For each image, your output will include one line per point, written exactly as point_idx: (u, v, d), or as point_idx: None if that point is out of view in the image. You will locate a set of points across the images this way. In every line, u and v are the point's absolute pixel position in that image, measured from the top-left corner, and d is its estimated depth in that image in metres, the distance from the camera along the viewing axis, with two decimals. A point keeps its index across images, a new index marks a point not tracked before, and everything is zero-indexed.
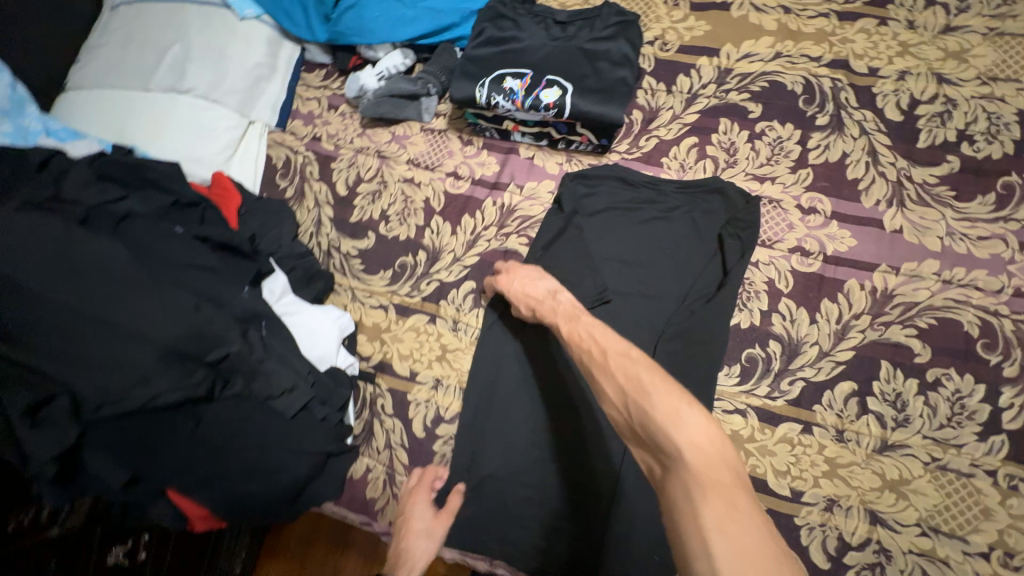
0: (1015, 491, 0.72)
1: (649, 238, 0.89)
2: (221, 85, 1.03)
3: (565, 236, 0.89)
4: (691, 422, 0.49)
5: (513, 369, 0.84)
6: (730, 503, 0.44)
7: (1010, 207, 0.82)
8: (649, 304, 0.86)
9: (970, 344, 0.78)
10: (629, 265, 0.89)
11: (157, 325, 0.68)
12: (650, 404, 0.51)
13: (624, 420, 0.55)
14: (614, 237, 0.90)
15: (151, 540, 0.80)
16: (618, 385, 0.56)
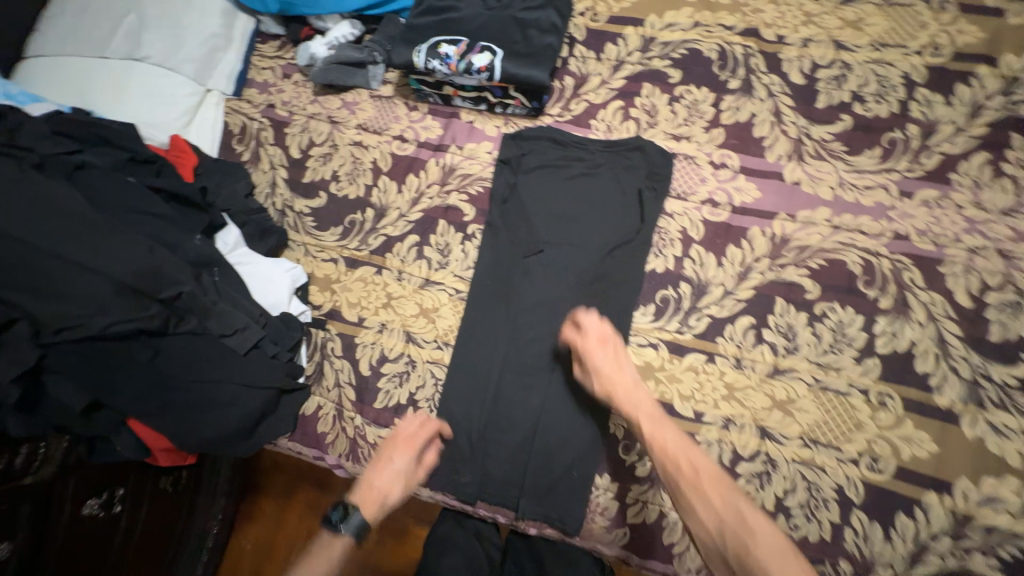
0: (884, 405, 0.82)
1: (579, 192, 0.97)
2: (178, 54, 1.09)
3: (500, 198, 0.99)
4: (769, 540, 0.66)
5: (464, 315, 0.95)
6: None
7: (892, 160, 0.92)
8: (578, 252, 0.93)
9: (852, 280, 0.88)
10: (562, 217, 0.96)
11: (113, 262, 0.75)
12: (754, 545, 0.65)
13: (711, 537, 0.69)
14: (550, 192, 0.98)
15: (126, 494, 0.84)
16: (713, 512, 0.69)
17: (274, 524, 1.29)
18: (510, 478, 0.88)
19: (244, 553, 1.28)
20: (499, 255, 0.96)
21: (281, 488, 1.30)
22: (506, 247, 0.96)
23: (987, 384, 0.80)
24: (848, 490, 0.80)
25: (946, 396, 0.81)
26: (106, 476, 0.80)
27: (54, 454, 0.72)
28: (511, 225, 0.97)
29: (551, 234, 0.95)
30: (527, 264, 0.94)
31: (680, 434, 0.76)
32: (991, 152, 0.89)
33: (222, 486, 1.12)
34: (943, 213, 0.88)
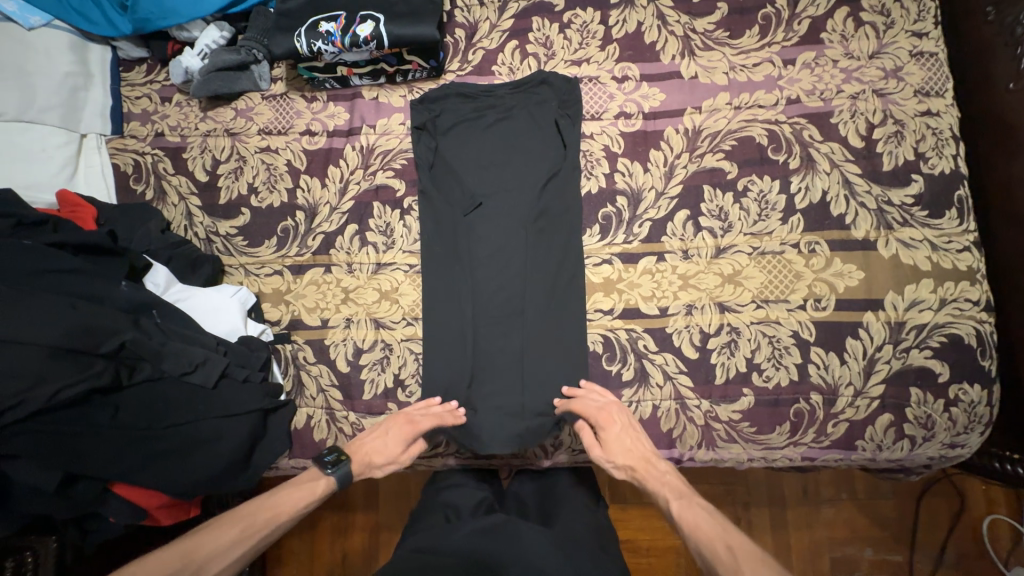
0: (814, 252, 0.91)
1: (499, 138, 0.98)
2: (34, 103, 0.98)
3: (428, 164, 0.98)
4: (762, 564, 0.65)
5: (425, 289, 0.95)
6: None
7: (770, 34, 0.99)
8: (518, 192, 0.95)
9: (763, 151, 0.95)
10: (491, 166, 0.97)
11: (40, 328, 0.71)
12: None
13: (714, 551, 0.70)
14: (473, 145, 0.98)
15: None
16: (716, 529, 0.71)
17: (306, 558, 1.28)
18: (511, 419, 0.93)
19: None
20: (444, 219, 0.97)
21: (303, 521, 1.29)
22: (447, 209, 0.96)
23: (890, 208, 0.91)
24: (803, 333, 0.89)
25: (861, 228, 0.91)
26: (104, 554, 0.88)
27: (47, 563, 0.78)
28: (444, 188, 0.97)
29: (485, 183, 0.96)
30: (473, 220, 0.95)
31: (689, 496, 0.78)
32: (849, 6, 0.98)
33: None
34: (823, 70, 0.96)
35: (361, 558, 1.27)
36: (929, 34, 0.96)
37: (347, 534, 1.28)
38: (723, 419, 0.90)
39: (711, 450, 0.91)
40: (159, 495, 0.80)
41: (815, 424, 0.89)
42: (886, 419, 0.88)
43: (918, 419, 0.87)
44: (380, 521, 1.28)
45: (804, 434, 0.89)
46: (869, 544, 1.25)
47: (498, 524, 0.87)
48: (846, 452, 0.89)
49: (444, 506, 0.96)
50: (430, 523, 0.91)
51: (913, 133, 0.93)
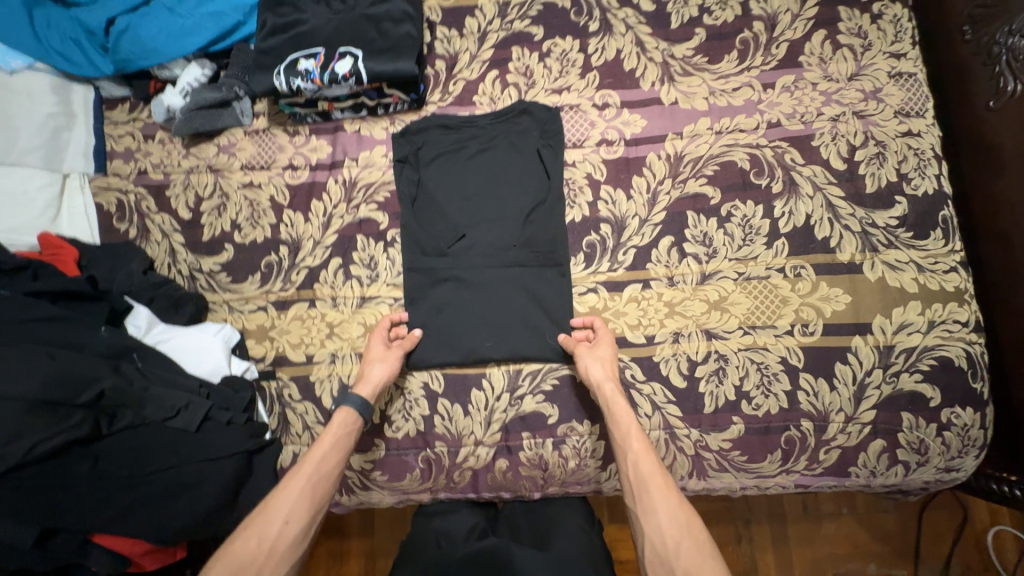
0: (800, 276, 0.91)
1: (481, 171, 0.98)
2: (15, 146, 0.98)
3: (409, 197, 0.99)
4: (708, 568, 0.67)
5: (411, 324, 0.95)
6: None
7: (749, 58, 0.99)
8: (501, 225, 0.95)
9: (745, 176, 0.95)
10: (475, 199, 0.97)
11: (15, 381, 0.70)
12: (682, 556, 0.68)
13: (663, 547, 0.70)
14: (455, 179, 0.98)
15: None
16: (674, 513, 0.71)
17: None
18: (499, 453, 0.92)
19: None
20: (426, 251, 0.96)
21: None
22: (430, 241, 0.96)
23: (875, 230, 0.91)
24: (791, 358, 0.88)
25: (846, 251, 0.90)
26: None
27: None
28: (427, 222, 0.97)
29: (468, 216, 0.96)
30: (457, 251, 0.95)
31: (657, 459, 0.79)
32: (826, 29, 0.98)
33: None
34: (803, 93, 0.97)
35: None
36: (907, 55, 0.96)
37: (341, 562, 1.25)
38: (713, 448, 0.88)
39: (703, 480, 0.89)
40: (140, 543, 0.78)
41: (807, 452, 0.87)
42: (879, 445, 0.86)
43: (912, 444, 0.86)
44: (374, 548, 1.25)
45: (796, 461, 0.88)
46: (872, 560, 1.22)
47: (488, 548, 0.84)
48: (840, 479, 0.88)
49: (436, 533, 0.92)
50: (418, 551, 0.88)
51: (895, 154, 0.93)
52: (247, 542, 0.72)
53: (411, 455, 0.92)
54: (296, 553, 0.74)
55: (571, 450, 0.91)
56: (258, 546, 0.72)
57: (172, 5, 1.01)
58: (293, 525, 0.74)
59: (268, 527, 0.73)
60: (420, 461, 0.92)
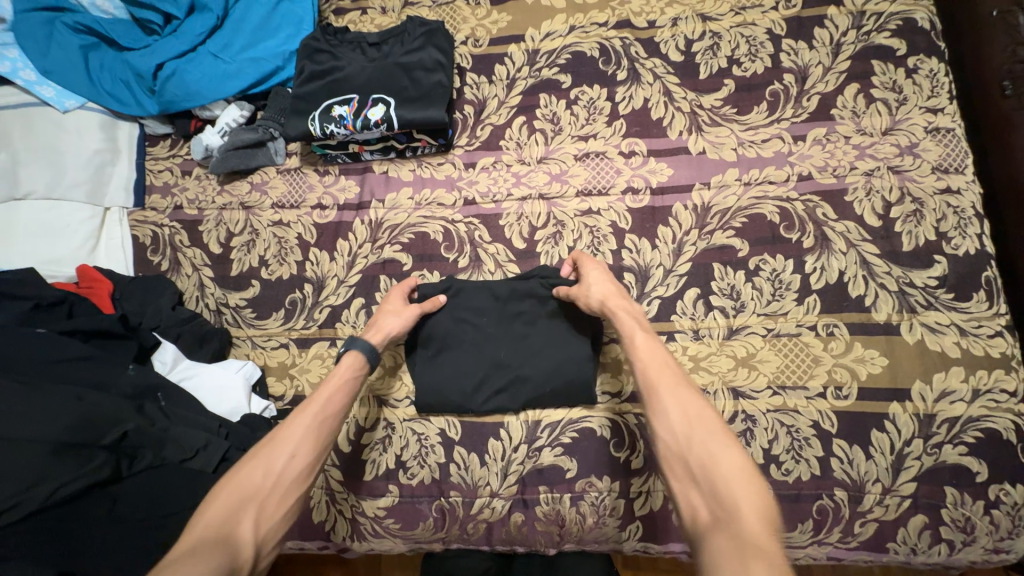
0: (833, 335, 0.87)
1: (509, 335, 0.92)
2: (62, 181, 1.04)
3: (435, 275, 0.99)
4: (724, 444, 0.63)
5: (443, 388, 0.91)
6: (745, 473, 0.60)
7: (780, 110, 0.98)
8: (524, 396, 0.90)
9: (775, 230, 0.93)
10: (495, 367, 0.90)
11: (42, 424, 0.72)
12: (706, 444, 0.63)
13: (675, 436, 0.66)
14: (482, 322, 0.92)
15: None
16: (682, 401, 0.68)
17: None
18: (515, 506, 0.89)
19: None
20: (452, 404, 0.91)
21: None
22: (449, 408, 0.91)
23: (913, 290, 0.87)
24: (823, 423, 0.84)
25: (882, 311, 0.87)
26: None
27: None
28: (450, 377, 0.91)
29: (484, 381, 0.90)
30: (482, 379, 0.91)
31: (660, 350, 0.76)
32: (859, 82, 0.97)
33: None
34: (835, 147, 0.95)
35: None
36: (945, 110, 0.94)
37: None
38: None
39: None
40: None
41: (841, 523, 0.82)
42: (920, 521, 0.81)
43: (957, 522, 0.80)
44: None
45: (829, 533, 0.83)
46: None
47: None
48: (878, 555, 0.82)
49: None
50: None
51: (934, 212, 0.90)
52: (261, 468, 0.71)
53: (424, 503, 0.90)
54: (304, 483, 0.74)
55: (589, 506, 0.88)
56: (264, 477, 0.70)
57: (216, 51, 1.06)
58: (298, 459, 0.74)
59: (269, 464, 0.72)
60: (434, 509, 0.90)
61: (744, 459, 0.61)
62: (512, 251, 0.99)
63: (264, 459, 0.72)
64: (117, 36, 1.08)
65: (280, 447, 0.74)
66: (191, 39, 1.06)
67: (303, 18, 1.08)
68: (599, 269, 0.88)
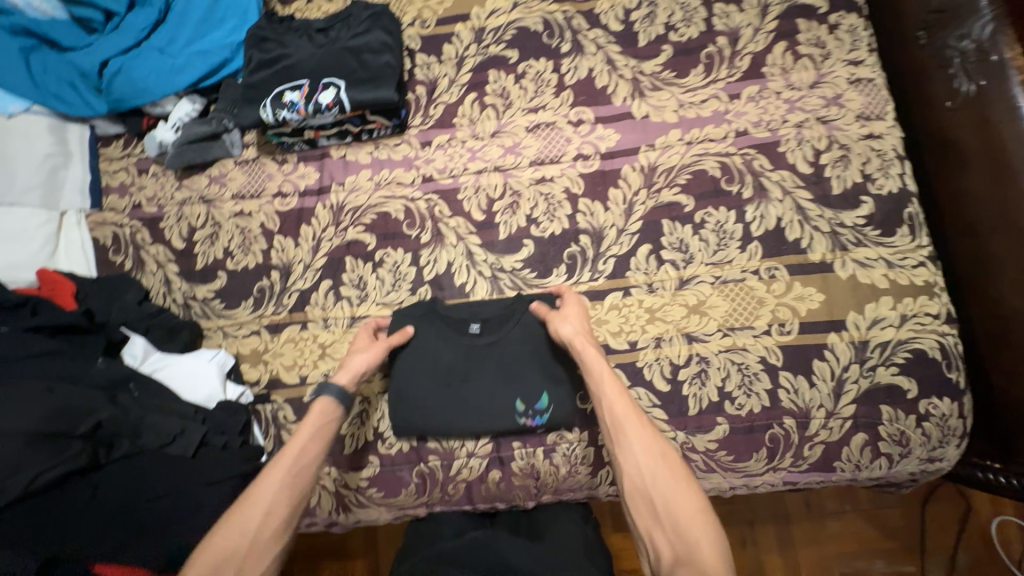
0: (774, 277, 0.94)
1: (473, 358, 0.93)
2: (14, 186, 1.03)
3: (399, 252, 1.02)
4: (681, 484, 0.69)
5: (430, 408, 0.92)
6: (700, 510, 0.66)
7: (715, 71, 1.04)
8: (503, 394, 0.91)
9: (717, 184, 0.99)
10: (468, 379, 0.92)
11: (14, 416, 0.72)
12: (670, 500, 0.67)
13: (642, 481, 0.70)
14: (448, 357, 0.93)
15: None
16: (648, 443, 0.71)
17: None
18: (491, 464, 0.93)
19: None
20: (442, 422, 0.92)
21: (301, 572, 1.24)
22: (442, 430, 0.92)
23: (843, 230, 0.94)
24: (770, 358, 0.91)
25: (817, 251, 0.94)
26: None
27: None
28: (430, 397, 0.92)
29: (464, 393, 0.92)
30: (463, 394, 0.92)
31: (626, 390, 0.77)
32: (787, 40, 1.03)
33: None
34: (767, 102, 1.01)
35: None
36: (865, 61, 1.01)
37: None
38: (699, 449, 0.90)
39: None
40: None
41: (791, 448, 0.89)
42: (861, 439, 0.88)
43: (892, 436, 0.88)
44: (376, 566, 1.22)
45: (782, 459, 0.89)
46: (881, 556, 1.23)
47: (470, 541, 0.85)
48: (826, 474, 0.90)
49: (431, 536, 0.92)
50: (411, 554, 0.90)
51: (859, 156, 0.97)
52: (225, 541, 0.69)
53: (404, 469, 0.94)
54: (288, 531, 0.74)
55: (561, 457, 0.93)
56: (241, 538, 0.70)
57: (161, 46, 1.06)
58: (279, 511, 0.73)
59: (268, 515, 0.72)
60: (415, 475, 0.94)
61: (701, 506, 0.67)
62: (472, 224, 1.02)
63: (251, 501, 0.73)
64: (58, 37, 1.06)
65: (243, 515, 0.71)
66: (135, 35, 1.06)
67: (248, 9, 1.09)
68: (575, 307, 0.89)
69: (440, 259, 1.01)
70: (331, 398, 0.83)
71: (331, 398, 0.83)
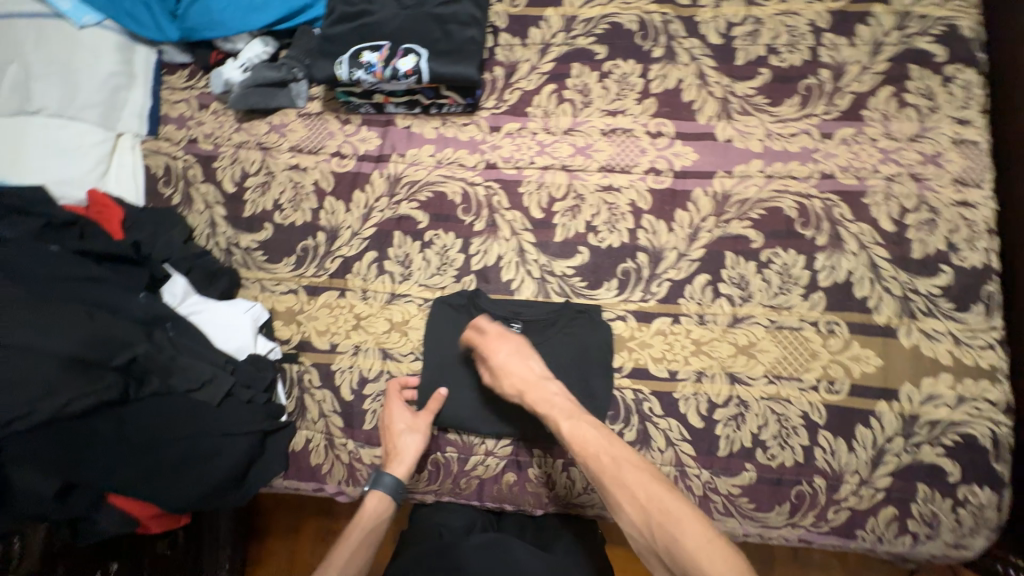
0: (833, 332, 0.90)
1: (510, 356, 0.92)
2: (76, 101, 1.01)
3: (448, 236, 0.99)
4: (686, 521, 0.61)
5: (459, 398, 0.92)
6: (714, 546, 0.58)
7: (811, 105, 0.98)
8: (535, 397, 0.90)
9: (791, 224, 0.94)
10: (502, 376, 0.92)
11: (54, 338, 0.72)
12: (678, 544, 0.60)
13: (643, 532, 0.64)
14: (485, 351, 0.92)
15: (121, 567, 0.89)
16: (632, 490, 0.66)
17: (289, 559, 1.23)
18: (508, 466, 0.92)
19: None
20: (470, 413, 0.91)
21: (286, 521, 1.26)
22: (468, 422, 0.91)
23: (915, 297, 0.89)
24: (812, 414, 0.88)
25: (884, 314, 0.89)
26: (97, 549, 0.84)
27: (35, 547, 0.76)
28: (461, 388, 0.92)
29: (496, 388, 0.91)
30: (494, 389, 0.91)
31: (596, 431, 0.74)
32: (894, 85, 0.97)
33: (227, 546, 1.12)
34: (861, 148, 0.95)
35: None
36: (973, 122, 0.95)
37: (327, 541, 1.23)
38: (721, 491, 0.88)
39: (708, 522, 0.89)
40: (151, 507, 0.81)
41: (815, 508, 0.87)
42: (890, 512, 0.86)
43: (923, 516, 0.85)
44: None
45: (802, 516, 0.87)
46: None
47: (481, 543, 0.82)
48: (846, 540, 0.87)
49: (437, 526, 0.91)
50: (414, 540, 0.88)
51: (947, 222, 0.91)
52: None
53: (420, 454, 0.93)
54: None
55: (579, 472, 0.91)
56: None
57: None
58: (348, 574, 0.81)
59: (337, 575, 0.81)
60: (429, 462, 0.93)
61: (712, 540, 0.59)
62: (529, 220, 0.99)
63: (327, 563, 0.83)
64: None
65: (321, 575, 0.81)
66: None
67: None
68: (507, 354, 0.84)
69: (490, 251, 0.98)
70: (384, 491, 0.87)
71: (383, 491, 0.87)
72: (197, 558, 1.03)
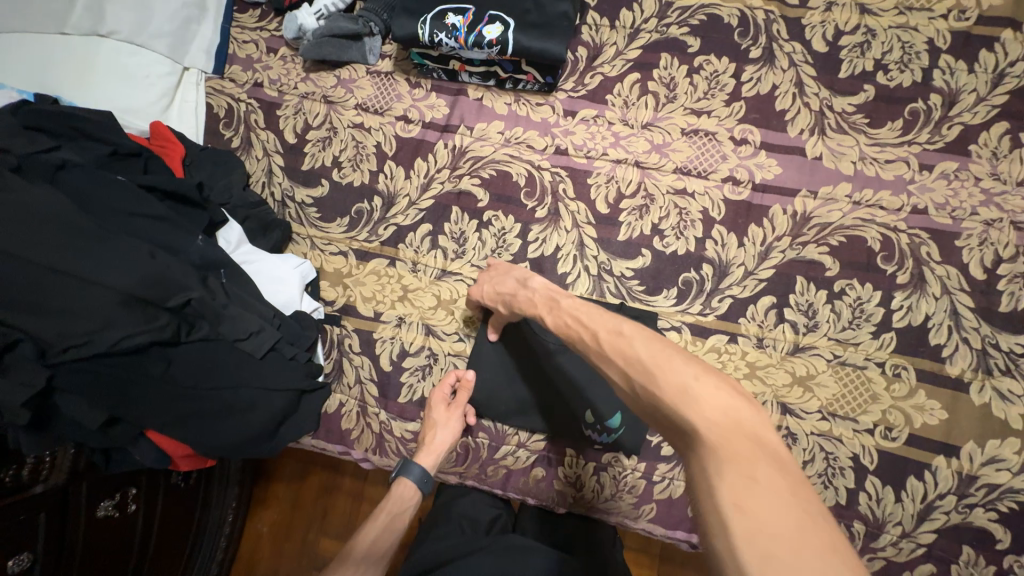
0: (898, 376, 0.85)
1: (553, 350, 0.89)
2: (147, 29, 0.99)
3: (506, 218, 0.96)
4: (676, 377, 0.51)
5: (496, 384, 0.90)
6: (707, 400, 0.49)
7: (914, 131, 0.91)
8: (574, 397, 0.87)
9: (871, 257, 0.88)
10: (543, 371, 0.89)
11: (115, 272, 0.70)
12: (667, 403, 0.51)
13: (636, 399, 0.55)
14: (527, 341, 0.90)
15: (139, 494, 0.83)
16: (618, 361, 0.57)
17: (290, 507, 1.18)
18: (537, 461, 0.91)
19: (261, 538, 1.17)
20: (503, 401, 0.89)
21: (294, 472, 1.19)
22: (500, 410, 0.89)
23: (995, 353, 0.84)
24: (863, 457, 0.84)
25: (957, 365, 0.84)
26: (120, 478, 0.80)
27: (63, 464, 0.72)
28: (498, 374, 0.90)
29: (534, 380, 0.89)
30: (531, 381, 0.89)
31: (587, 310, 0.66)
32: (1010, 122, 0.89)
33: (235, 488, 1.07)
34: (961, 186, 0.88)
35: (339, 529, 1.14)
36: None
37: (330, 500, 1.16)
38: None
39: None
40: (185, 448, 0.80)
41: None
42: (928, 569, 0.82)
43: None
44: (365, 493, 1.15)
45: None
46: None
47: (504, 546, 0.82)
48: None
49: (460, 517, 0.90)
50: (438, 528, 0.89)
51: None
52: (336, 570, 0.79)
53: None
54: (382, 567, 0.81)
55: (609, 478, 0.89)
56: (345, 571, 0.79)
57: None
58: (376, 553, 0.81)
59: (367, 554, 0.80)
60: (458, 445, 0.92)
61: (706, 395, 0.49)
62: (593, 214, 0.95)
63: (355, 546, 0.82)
64: None
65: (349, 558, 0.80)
66: None
67: None
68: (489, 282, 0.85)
69: (549, 240, 0.94)
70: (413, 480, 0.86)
71: (412, 480, 0.86)
72: (206, 499, 1.00)
